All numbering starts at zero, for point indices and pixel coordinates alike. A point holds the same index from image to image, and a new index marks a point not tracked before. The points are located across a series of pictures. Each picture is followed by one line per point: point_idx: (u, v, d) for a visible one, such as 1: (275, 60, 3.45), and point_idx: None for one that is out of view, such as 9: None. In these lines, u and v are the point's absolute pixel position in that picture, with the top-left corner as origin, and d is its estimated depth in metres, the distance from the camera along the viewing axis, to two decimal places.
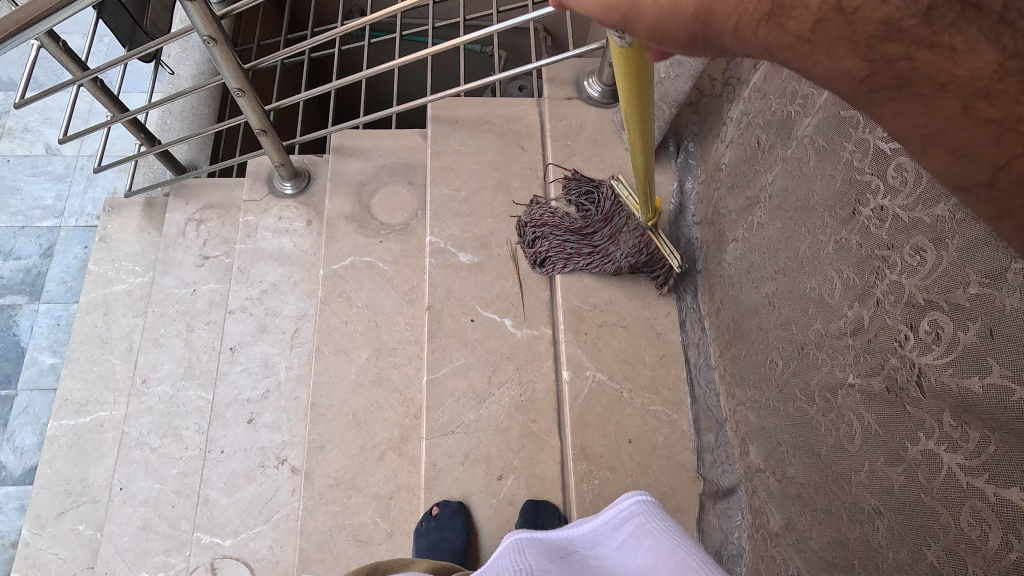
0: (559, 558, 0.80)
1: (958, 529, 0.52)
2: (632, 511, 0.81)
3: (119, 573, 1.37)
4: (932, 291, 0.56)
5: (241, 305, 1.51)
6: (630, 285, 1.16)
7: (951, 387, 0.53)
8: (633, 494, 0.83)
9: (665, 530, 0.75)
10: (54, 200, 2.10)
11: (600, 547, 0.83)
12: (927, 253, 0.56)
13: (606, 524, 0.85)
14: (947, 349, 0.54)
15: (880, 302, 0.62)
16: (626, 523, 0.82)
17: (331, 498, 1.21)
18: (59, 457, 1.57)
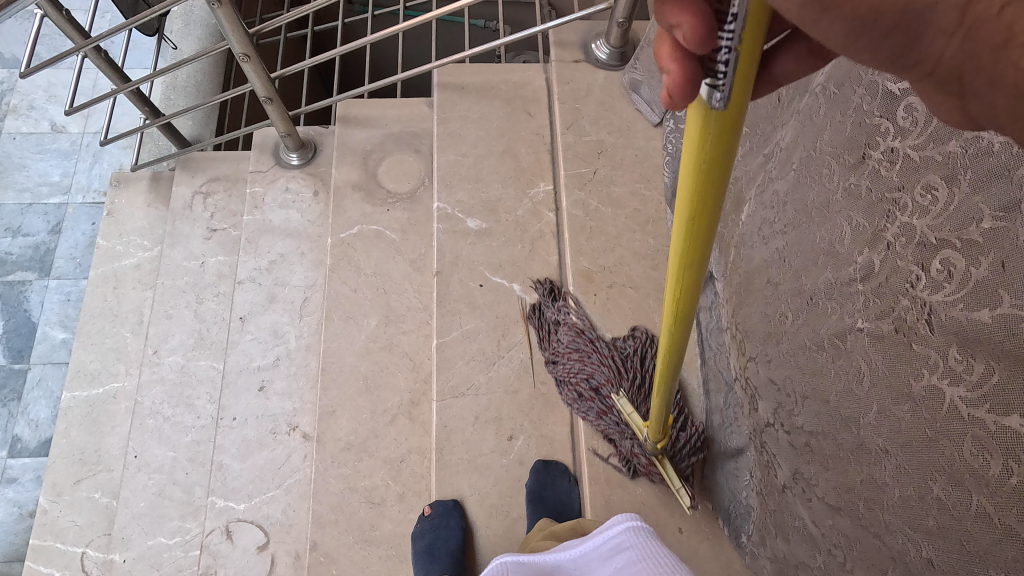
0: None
1: (961, 459, 0.52)
2: (624, 542, 0.82)
3: (136, 538, 1.40)
4: (944, 228, 0.55)
5: (250, 275, 1.52)
6: (638, 246, 1.15)
7: (960, 322, 0.53)
8: (622, 521, 0.83)
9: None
10: (61, 177, 2.11)
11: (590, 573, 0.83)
12: (938, 191, 0.56)
13: (596, 550, 0.84)
14: (958, 286, 0.53)
15: (891, 245, 0.61)
16: (619, 554, 0.82)
17: (343, 461, 1.22)
18: (75, 427, 1.59)
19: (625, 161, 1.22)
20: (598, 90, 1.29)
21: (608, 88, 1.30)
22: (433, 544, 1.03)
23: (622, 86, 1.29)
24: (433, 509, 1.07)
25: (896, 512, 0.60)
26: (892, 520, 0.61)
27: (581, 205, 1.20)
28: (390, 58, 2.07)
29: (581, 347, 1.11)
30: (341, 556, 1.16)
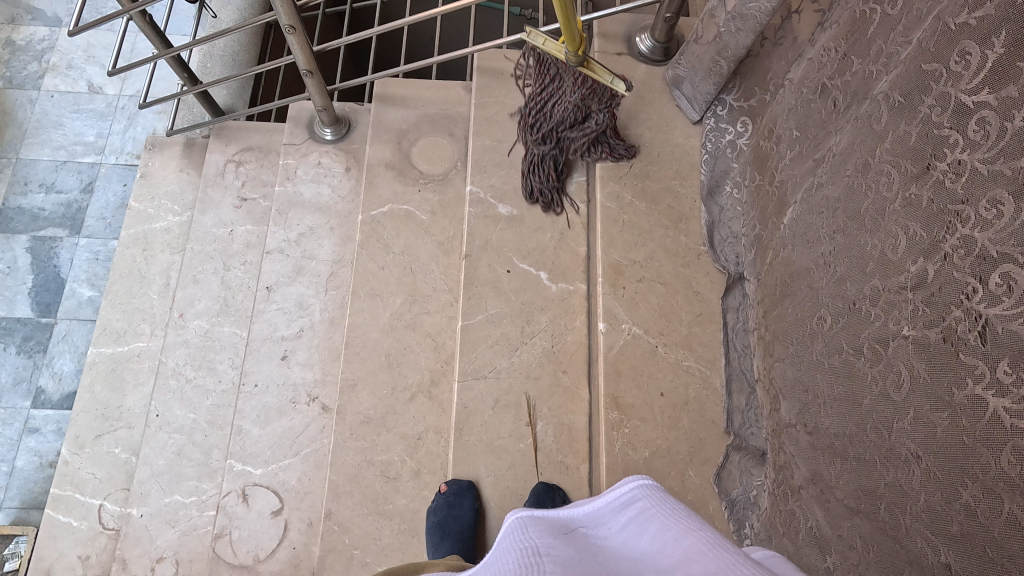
0: (563, 535, 0.72)
1: (997, 467, 0.53)
2: (637, 494, 0.73)
3: (153, 494, 1.43)
4: (1009, 244, 0.53)
5: (278, 246, 1.54)
6: (670, 243, 1.15)
7: (1018, 337, 0.52)
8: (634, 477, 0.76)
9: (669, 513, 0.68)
10: (95, 137, 2.14)
11: (602, 529, 0.74)
12: (1005, 207, 0.54)
13: (610, 506, 0.77)
14: (1018, 301, 0.52)
15: (948, 257, 0.59)
16: (630, 507, 0.74)
17: (361, 434, 1.24)
18: (98, 383, 1.63)
19: (662, 157, 1.22)
20: (639, 84, 1.29)
21: (649, 82, 1.29)
22: (446, 520, 1.05)
23: (663, 81, 1.28)
24: (448, 488, 1.09)
25: (917, 515, 0.61)
26: (911, 523, 0.62)
27: (615, 198, 1.20)
28: (426, 40, 2.06)
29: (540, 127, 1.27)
30: (355, 527, 1.18)
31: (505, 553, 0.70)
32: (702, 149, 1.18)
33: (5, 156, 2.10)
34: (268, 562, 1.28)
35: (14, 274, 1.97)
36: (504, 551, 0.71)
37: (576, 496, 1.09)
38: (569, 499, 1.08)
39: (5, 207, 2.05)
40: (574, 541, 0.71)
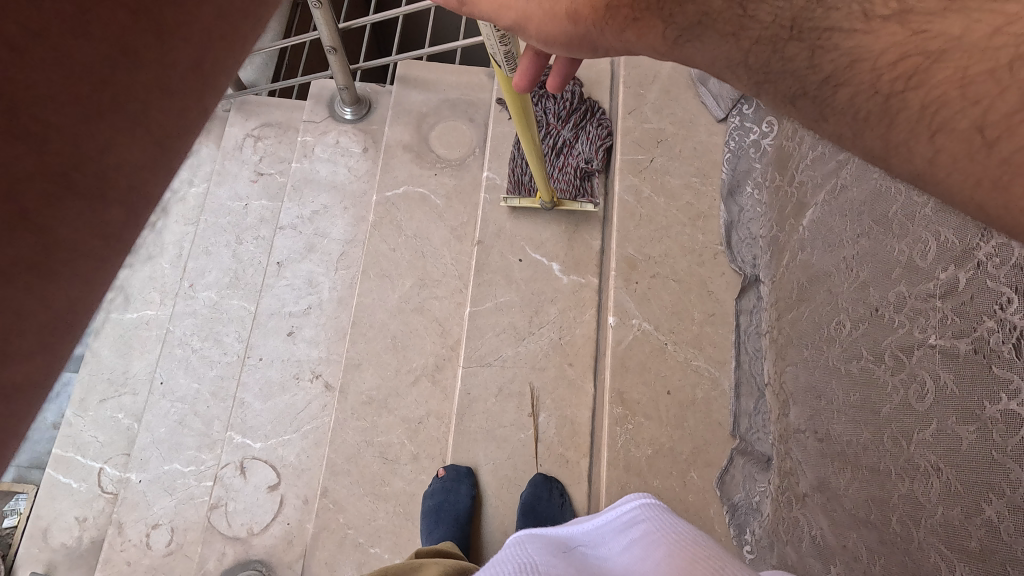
0: (562, 553, 0.71)
1: None
2: (637, 514, 0.73)
3: (153, 461, 1.44)
4: None
5: (291, 222, 1.53)
6: (687, 241, 1.13)
7: None
8: (635, 499, 0.77)
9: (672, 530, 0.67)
10: None
11: (602, 546, 0.73)
12: None
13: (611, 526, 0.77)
14: None
15: (982, 264, 0.57)
16: (630, 526, 0.73)
17: (363, 415, 1.24)
18: (106, 347, 1.64)
19: (683, 154, 1.20)
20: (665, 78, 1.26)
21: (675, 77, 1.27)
22: (441, 505, 1.04)
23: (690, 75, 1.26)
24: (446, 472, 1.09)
25: (933, 529, 0.60)
26: (926, 536, 0.61)
27: (633, 191, 1.18)
28: (451, 25, 2.04)
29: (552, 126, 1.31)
30: (350, 506, 1.18)
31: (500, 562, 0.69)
32: (726, 147, 1.14)
33: None
34: (261, 536, 1.27)
35: None
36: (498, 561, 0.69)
37: (575, 490, 1.08)
38: (568, 492, 1.07)
39: None
40: (572, 558, 0.70)
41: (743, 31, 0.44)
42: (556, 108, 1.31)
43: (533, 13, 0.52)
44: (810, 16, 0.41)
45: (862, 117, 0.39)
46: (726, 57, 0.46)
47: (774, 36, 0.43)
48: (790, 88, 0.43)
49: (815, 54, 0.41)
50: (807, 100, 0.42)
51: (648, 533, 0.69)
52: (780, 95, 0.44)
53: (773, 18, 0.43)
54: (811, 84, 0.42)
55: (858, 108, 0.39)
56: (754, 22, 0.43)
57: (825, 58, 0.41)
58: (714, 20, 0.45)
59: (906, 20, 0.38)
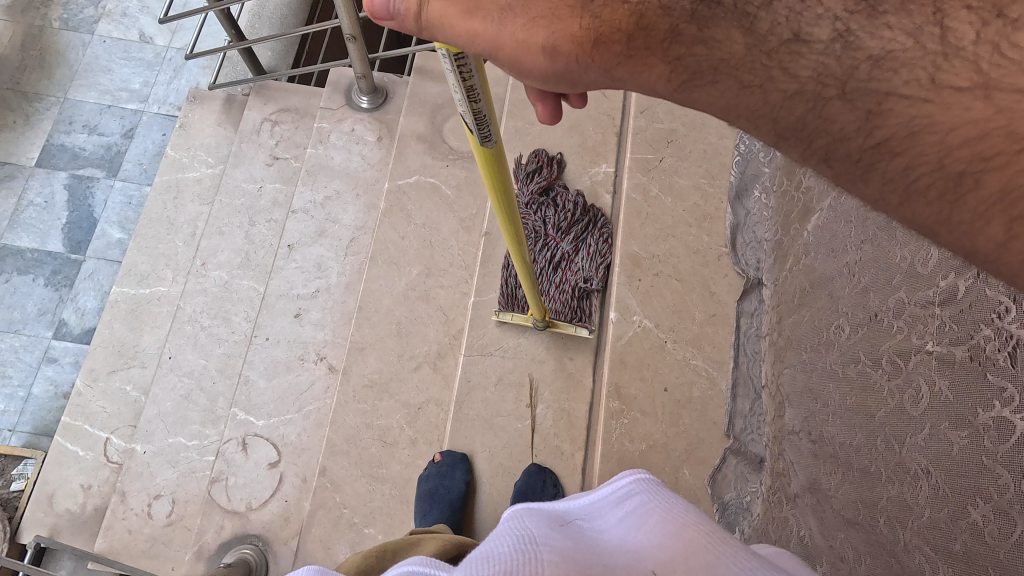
0: (559, 527, 0.68)
1: (1017, 490, 0.52)
2: (635, 488, 0.71)
3: (158, 434, 1.47)
4: None
5: (304, 206, 1.56)
6: (692, 241, 1.14)
7: None
8: (633, 472, 0.74)
9: (671, 506, 0.65)
10: (141, 85, 2.19)
11: (598, 520, 0.70)
12: None
13: (605, 499, 0.74)
14: None
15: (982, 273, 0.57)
16: (626, 500, 0.70)
17: (364, 397, 1.26)
18: (118, 321, 1.67)
19: (693, 155, 1.21)
20: None
21: None
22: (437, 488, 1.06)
23: None
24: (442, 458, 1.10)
25: (919, 532, 0.61)
26: (911, 538, 0.62)
27: (641, 190, 1.19)
28: None
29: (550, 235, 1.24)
30: (347, 486, 1.20)
31: (497, 536, 0.65)
32: (736, 150, 1.15)
33: (53, 95, 2.17)
34: (260, 511, 1.30)
35: (50, 208, 2.03)
36: (494, 536, 0.65)
37: (569, 482, 1.09)
38: (562, 483, 1.08)
39: (48, 144, 2.11)
40: (570, 532, 0.66)
41: (775, 86, 0.47)
42: (556, 219, 1.25)
43: (504, 45, 0.54)
44: (861, 76, 0.43)
45: (919, 186, 0.41)
46: (760, 111, 0.48)
47: (817, 91, 0.45)
48: (826, 143, 0.45)
49: (871, 116, 0.43)
50: (860, 165, 0.44)
51: (647, 509, 0.66)
52: (818, 154, 0.46)
53: (810, 74, 0.45)
54: (863, 147, 0.43)
55: (917, 178, 0.41)
56: (791, 78, 0.46)
57: (877, 125, 0.42)
58: (735, 68, 0.48)
59: (992, 92, 0.38)
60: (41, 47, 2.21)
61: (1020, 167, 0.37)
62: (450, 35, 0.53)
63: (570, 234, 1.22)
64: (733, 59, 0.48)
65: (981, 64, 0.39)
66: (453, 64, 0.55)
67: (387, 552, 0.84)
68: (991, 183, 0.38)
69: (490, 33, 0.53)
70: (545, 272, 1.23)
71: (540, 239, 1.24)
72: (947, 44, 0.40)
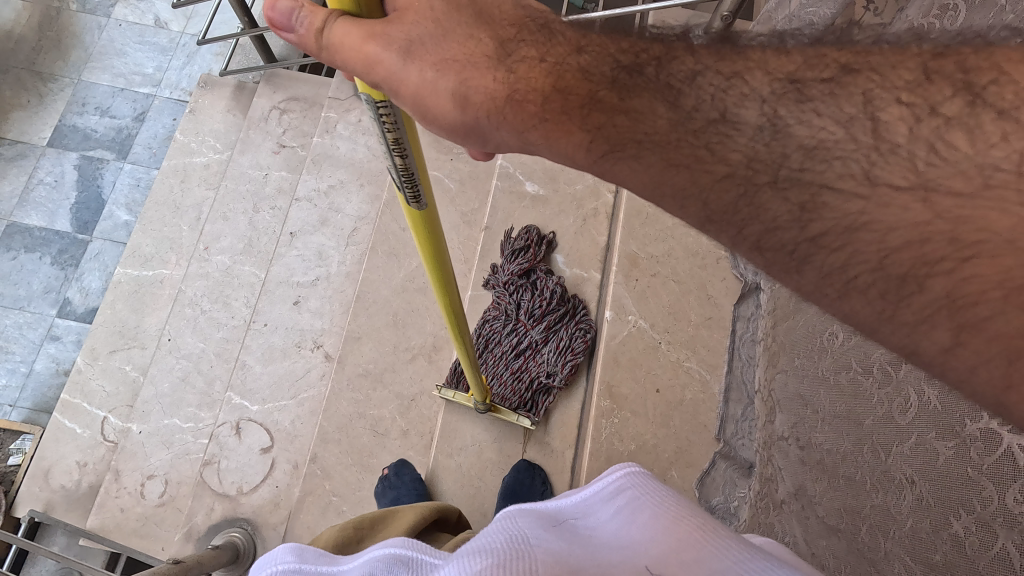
0: (552, 525, 0.65)
1: (1000, 502, 0.51)
2: (626, 483, 0.68)
3: (154, 414, 1.48)
4: None
5: (308, 195, 1.57)
6: (692, 243, 1.14)
7: None
8: (623, 465, 0.71)
9: (667, 503, 0.64)
10: (154, 70, 2.21)
11: (589, 516, 0.68)
12: None
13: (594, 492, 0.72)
14: None
15: None
16: (619, 495, 0.68)
17: (358, 386, 1.26)
18: (120, 301, 1.69)
19: None
20: None
21: None
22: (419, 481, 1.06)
23: None
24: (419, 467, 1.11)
25: (901, 541, 0.60)
26: (893, 548, 0.61)
27: None
28: None
29: (520, 317, 1.16)
30: (337, 474, 1.21)
31: (489, 535, 0.61)
32: None
33: (68, 77, 2.19)
34: (251, 495, 1.31)
35: (59, 188, 2.06)
36: (485, 535, 0.61)
37: (558, 479, 1.09)
38: (550, 481, 1.08)
39: (60, 125, 2.13)
40: (563, 531, 0.64)
41: (700, 166, 0.41)
42: (530, 303, 1.16)
43: (405, 80, 0.47)
44: (793, 166, 0.39)
45: (858, 284, 0.36)
46: (684, 192, 0.42)
47: (747, 176, 0.40)
48: (757, 231, 0.40)
49: (805, 210, 0.38)
50: (793, 258, 0.39)
51: (643, 506, 0.64)
52: (748, 242, 0.41)
53: (739, 158, 0.40)
54: (798, 239, 0.39)
55: (855, 277, 0.36)
56: (719, 162, 0.41)
57: (813, 217, 0.38)
58: (660, 143, 0.42)
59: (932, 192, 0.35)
60: (57, 28, 2.23)
61: (967, 272, 0.33)
62: (347, 62, 0.47)
63: (541, 323, 1.14)
64: (657, 134, 0.42)
65: (915, 164, 0.36)
66: (376, 109, 0.52)
67: (362, 525, 0.82)
68: (936, 287, 0.34)
69: (390, 63, 0.46)
70: (505, 355, 1.16)
71: (509, 322, 1.16)
72: (880, 138, 0.38)
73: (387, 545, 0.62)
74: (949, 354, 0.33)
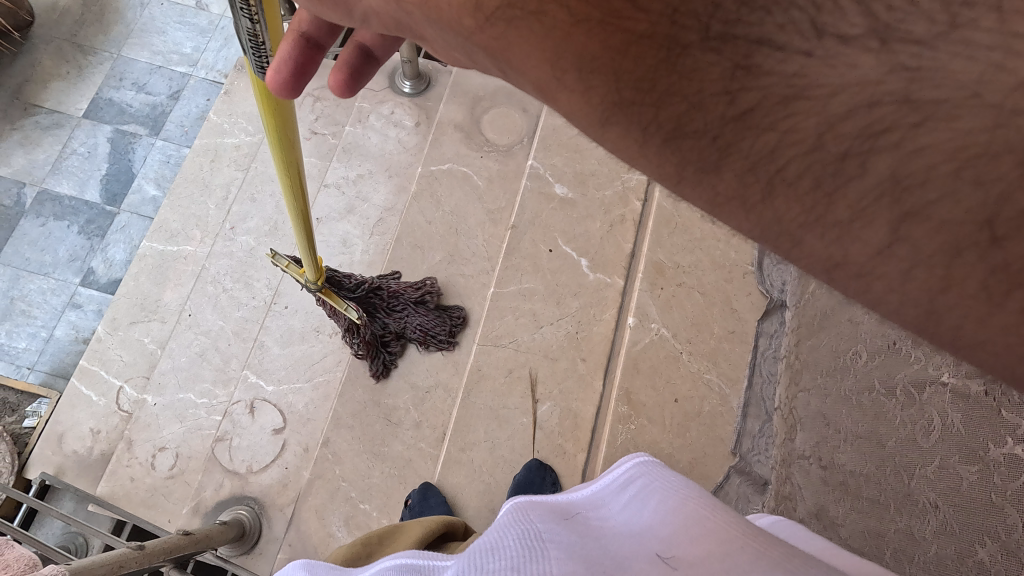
0: (567, 518, 0.67)
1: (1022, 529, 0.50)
2: (636, 473, 0.70)
3: (169, 388, 1.49)
4: None
5: (336, 182, 1.59)
6: (719, 256, 1.14)
7: None
8: (635, 457, 0.74)
9: (674, 486, 0.65)
10: (191, 50, 2.24)
11: (602, 508, 0.70)
12: None
13: (611, 484, 0.74)
14: None
15: None
16: (631, 486, 0.70)
17: (375, 374, 1.27)
18: (143, 274, 1.71)
19: None
20: None
21: None
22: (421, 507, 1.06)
23: None
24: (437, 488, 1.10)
25: (926, 566, 0.60)
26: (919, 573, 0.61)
27: (672, 200, 1.18)
28: None
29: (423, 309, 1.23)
30: (348, 460, 1.21)
31: (503, 531, 0.64)
32: None
33: (108, 52, 2.22)
34: (260, 475, 1.31)
35: (91, 160, 2.09)
36: (498, 531, 0.64)
37: (569, 481, 1.09)
38: (561, 482, 1.08)
39: (96, 98, 2.16)
40: (577, 523, 0.65)
41: (618, 22, 0.39)
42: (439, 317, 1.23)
43: None
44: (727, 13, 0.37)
45: (787, 173, 0.38)
46: (598, 62, 0.40)
47: (671, 34, 0.38)
48: (679, 110, 0.40)
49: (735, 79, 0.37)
50: (717, 144, 0.40)
51: (651, 491, 0.65)
52: (665, 129, 0.40)
53: (661, 8, 0.38)
54: (727, 113, 0.38)
55: (786, 161, 0.37)
56: (639, 13, 0.38)
57: (743, 86, 0.37)
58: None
59: (886, 38, 0.33)
60: (101, 3, 2.27)
61: (914, 142, 0.33)
62: None
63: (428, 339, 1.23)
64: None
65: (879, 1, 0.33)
66: None
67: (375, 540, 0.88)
68: (879, 167, 0.34)
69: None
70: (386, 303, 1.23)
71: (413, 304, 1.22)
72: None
73: (398, 559, 0.69)
74: (882, 255, 0.35)
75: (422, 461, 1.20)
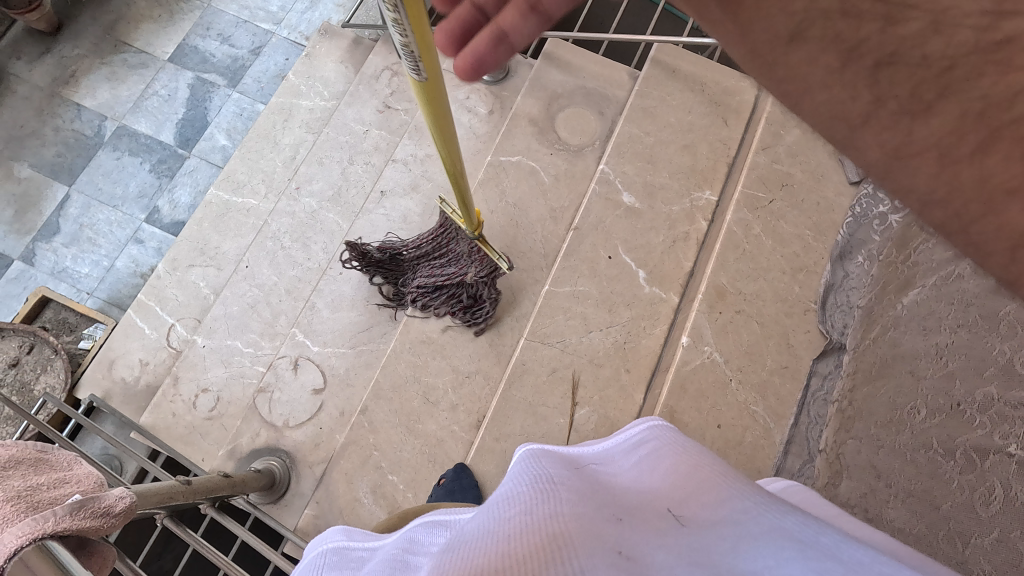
0: (574, 468, 0.64)
1: None
2: (649, 434, 0.67)
3: (219, 333, 1.55)
4: None
5: (405, 158, 1.61)
6: (782, 288, 1.12)
7: None
8: (649, 419, 0.71)
9: (690, 450, 0.61)
10: (278, 9, 2.29)
11: (611, 464, 0.67)
12: None
13: (618, 444, 0.72)
14: None
15: None
16: (641, 447, 0.67)
17: (419, 352, 1.29)
18: (207, 220, 1.77)
19: (805, 205, 1.18)
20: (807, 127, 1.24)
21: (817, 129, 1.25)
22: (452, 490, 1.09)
23: None
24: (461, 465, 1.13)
25: None
26: None
27: (743, 224, 1.17)
28: (605, 15, 2.06)
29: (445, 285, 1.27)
30: (383, 430, 1.24)
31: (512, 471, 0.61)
32: (850, 210, 1.12)
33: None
34: (295, 430, 1.36)
35: (171, 102, 2.16)
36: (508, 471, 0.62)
37: None
38: None
39: (182, 43, 2.23)
40: (585, 473, 0.63)
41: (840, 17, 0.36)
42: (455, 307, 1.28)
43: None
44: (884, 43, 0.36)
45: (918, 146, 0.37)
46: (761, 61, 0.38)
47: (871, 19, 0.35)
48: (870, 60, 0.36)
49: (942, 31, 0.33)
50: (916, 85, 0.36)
51: (663, 455, 0.62)
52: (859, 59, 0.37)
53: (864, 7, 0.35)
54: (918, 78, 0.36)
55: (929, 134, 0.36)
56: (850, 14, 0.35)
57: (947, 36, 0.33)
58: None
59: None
60: None
61: None
62: None
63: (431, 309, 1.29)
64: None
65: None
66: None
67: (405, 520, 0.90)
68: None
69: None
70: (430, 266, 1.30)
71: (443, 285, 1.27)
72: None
73: (415, 524, 0.65)
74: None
75: (453, 443, 1.22)
